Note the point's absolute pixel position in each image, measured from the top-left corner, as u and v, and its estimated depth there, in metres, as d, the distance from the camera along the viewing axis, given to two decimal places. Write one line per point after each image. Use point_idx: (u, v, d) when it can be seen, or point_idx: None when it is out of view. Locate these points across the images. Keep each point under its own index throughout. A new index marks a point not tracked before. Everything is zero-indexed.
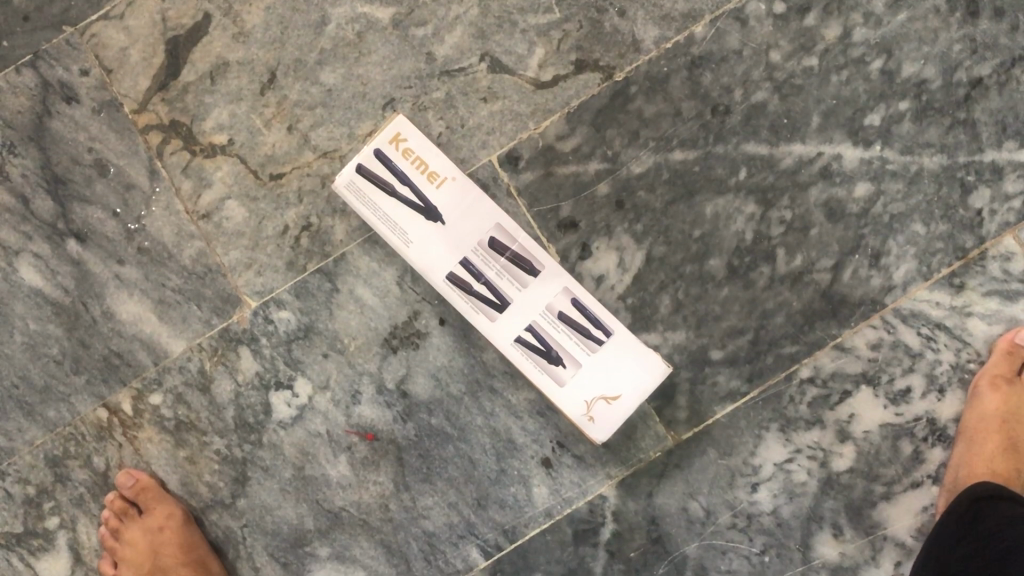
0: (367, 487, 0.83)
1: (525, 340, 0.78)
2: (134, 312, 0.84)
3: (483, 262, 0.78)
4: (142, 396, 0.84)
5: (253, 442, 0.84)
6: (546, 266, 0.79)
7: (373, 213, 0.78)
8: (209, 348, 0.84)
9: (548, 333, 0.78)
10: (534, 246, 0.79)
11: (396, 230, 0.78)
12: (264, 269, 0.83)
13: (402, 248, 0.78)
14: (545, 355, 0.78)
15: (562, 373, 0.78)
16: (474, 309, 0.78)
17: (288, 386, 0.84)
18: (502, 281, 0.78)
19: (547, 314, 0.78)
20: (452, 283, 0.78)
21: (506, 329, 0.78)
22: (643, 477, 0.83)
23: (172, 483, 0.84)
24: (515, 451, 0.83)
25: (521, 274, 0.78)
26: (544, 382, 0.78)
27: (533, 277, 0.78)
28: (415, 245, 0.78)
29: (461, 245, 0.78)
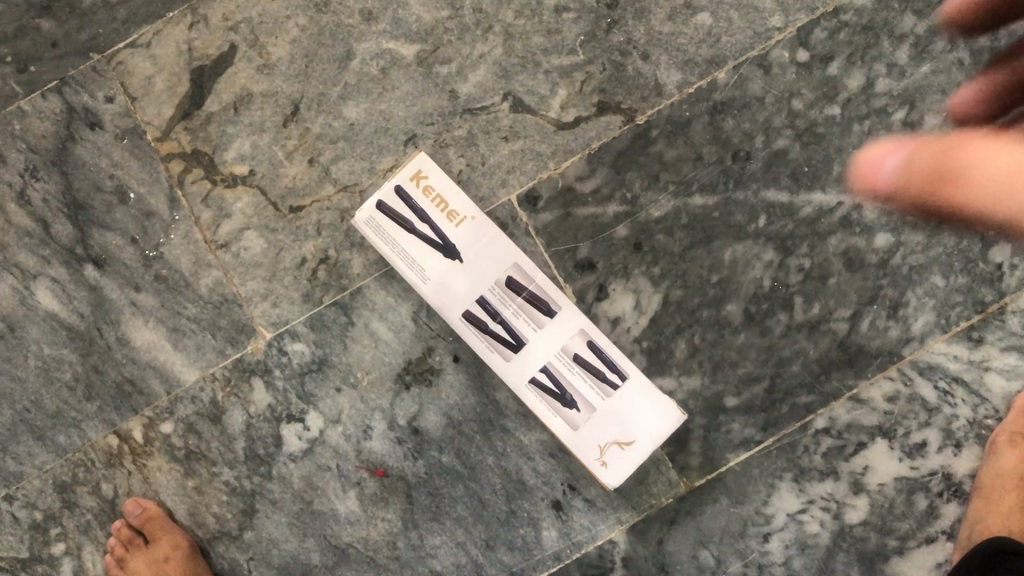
0: (376, 524, 0.82)
1: (540, 381, 0.78)
2: (149, 340, 0.84)
3: (500, 303, 0.78)
4: (153, 424, 0.83)
5: (262, 474, 0.83)
6: (563, 307, 0.78)
7: (392, 249, 0.78)
8: (222, 378, 0.84)
9: (563, 375, 0.77)
10: (552, 287, 0.78)
11: (414, 266, 0.78)
12: (280, 300, 0.84)
13: (419, 285, 0.78)
14: (560, 397, 0.77)
15: (576, 415, 0.77)
16: (489, 348, 0.78)
17: (299, 418, 0.83)
18: (518, 321, 0.78)
19: (563, 356, 0.78)
20: (467, 321, 0.78)
21: (521, 370, 0.78)
22: (655, 523, 0.82)
23: (179, 513, 0.83)
24: (525, 492, 0.82)
25: (537, 315, 0.78)
26: (558, 425, 0.78)
27: (549, 318, 0.78)
28: (432, 281, 0.78)
29: (479, 285, 0.78)
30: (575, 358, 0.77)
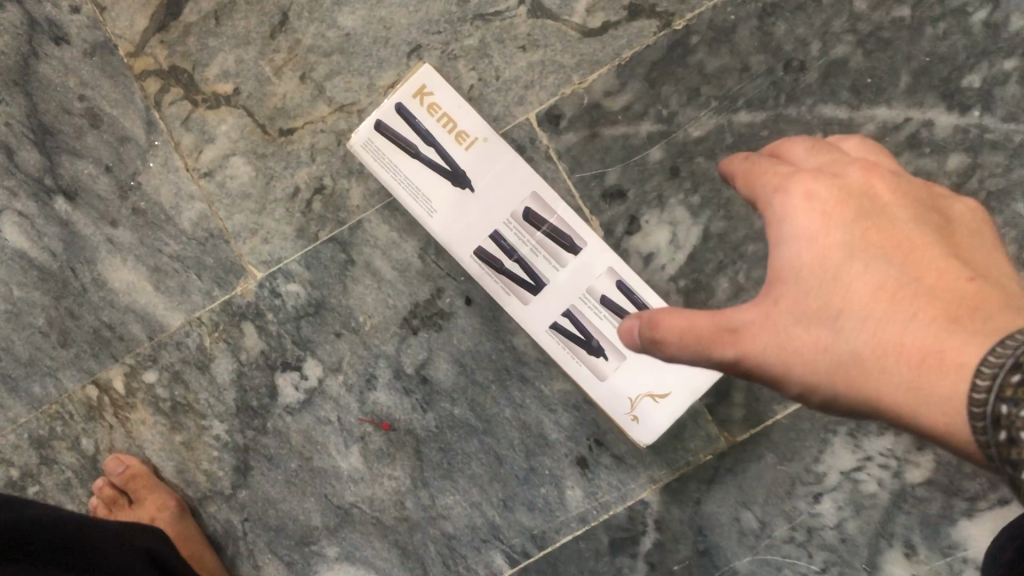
0: (381, 482, 0.74)
1: (562, 326, 0.68)
2: (128, 281, 0.75)
3: (516, 237, 0.68)
4: (135, 373, 0.76)
5: (256, 428, 0.75)
6: (588, 242, 0.68)
7: (393, 178, 0.69)
8: (209, 323, 0.75)
9: (588, 319, 0.68)
10: (576, 219, 0.69)
11: (418, 197, 0.69)
12: (272, 236, 0.75)
13: (424, 218, 0.69)
14: (585, 344, 0.68)
15: (603, 364, 0.68)
16: (505, 290, 0.69)
17: (296, 366, 0.75)
18: (537, 258, 0.68)
19: (589, 297, 0.68)
20: (479, 258, 0.68)
21: (541, 314, 0.69)
22: (692, 482, 0.73)
23: (167, 470, 0.76)
24: (547, 448, 0.73)
25: (559, 251, 0.68)
26: (583, 375, 0.69)
27: (573, 254, 0.68)
28: (439, 214, 0.69)
29: (492, 218, 0.68)
30: (602, 301, 0.68)
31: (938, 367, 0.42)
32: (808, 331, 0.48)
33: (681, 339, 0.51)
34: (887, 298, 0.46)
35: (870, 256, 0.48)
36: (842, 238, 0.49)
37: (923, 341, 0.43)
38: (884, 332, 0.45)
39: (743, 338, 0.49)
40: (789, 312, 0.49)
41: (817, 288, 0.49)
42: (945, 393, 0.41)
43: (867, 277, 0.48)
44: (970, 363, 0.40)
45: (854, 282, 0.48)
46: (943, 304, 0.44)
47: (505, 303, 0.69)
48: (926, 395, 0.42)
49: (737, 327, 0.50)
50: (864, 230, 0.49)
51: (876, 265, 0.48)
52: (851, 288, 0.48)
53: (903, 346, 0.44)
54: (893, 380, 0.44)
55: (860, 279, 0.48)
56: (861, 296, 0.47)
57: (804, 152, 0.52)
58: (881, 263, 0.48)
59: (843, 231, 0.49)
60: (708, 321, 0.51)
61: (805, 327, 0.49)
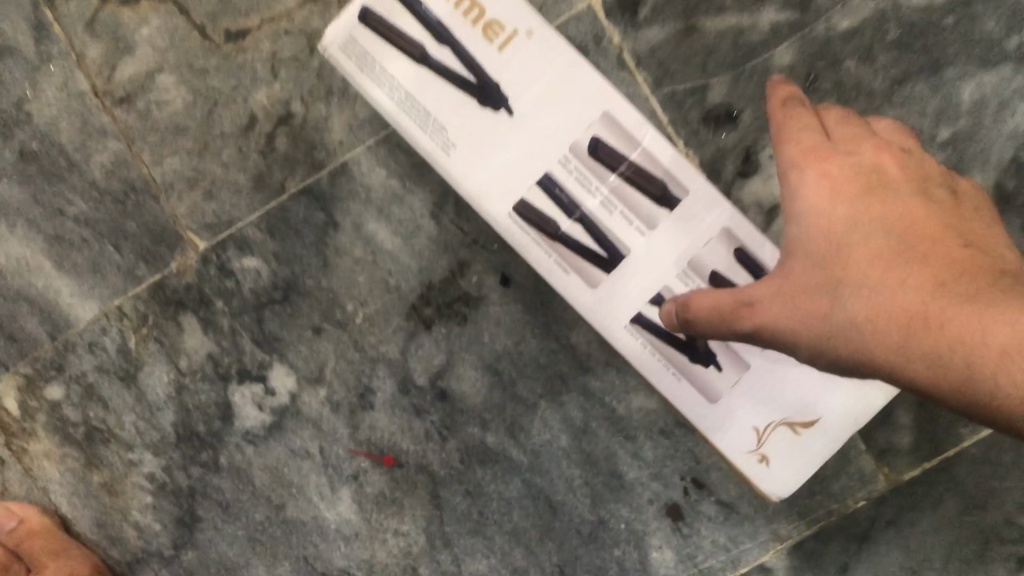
0: (384, 540, 0.52)
1: (652, 320, 0.45)
2: (18, 257, 0.53)
3: (579, 185, 0.44)
4: (33, 387, 0.53)
5: (205, 465, 0.53)
6: (691, 190, 0.44)
7: (388, 97, 0.45)
8: (134, 316, 0.52)
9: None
10: (670, 154, 0.45)
11: (427, 125, 0.45)
12: (219, 189, 0.52)
13: (438, 159, 0.45)
14: (686, 347, 0.45)
15: (714, 376, 0.45)
16: (563, 267, 0.45)
17: (258, 377, 0.52)
18: (612, 216, 0.45)
19: (692, 276, 0.45)
20: (522, 220, 0.45)
21: (620, 302, 0.45)
22: (836, 540, 0.50)
23: (80, 524, 0.54)
24: (622, 492, 0.51)
25: (646, 205, 0.45)
26: (686, 394, 0.45)
27: (667, 209, 0.45)
28: (461, 152, 0.45)
29: (541, 156, 0.44)
30: (711, 280, 0.45)
31: (941, 333, 0.31)
32: (819, 307, 0.36)
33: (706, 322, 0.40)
34: (885, 265, 0.34)
35: (870, 220, 0.36)
36: (842, 201, 0.37)
37: (915, 302, 0.33)
38: (879, 296, 0.34)
39: (748, 318, 0.38)
40: (785, 285, 0.38)
41: (815, 260, 0.37)
42: (946, 360, 0.31)
43: (865, 242, 0.36)
44: (983, 326, 0.31)
45: (851, 249, 0.36)
46: (944, 263, 0.33)
47: (562, 286, 0.45)
48: (926, 365, 0.32)
49: (749, 298, 0.39)
50: (868, 193, 0.37)
51: (877, 229, 0.36)
52: (850, 254, 0.36)
53: (902, 314, 0.33)
54: (886, 357, 0.33)
55: (858, 245, 0.36)
56: (857, 264, 0.35)
57: (812, 109, 0.41)
58: (881, 225, 0.36)
59: (844, 194, 0.37)
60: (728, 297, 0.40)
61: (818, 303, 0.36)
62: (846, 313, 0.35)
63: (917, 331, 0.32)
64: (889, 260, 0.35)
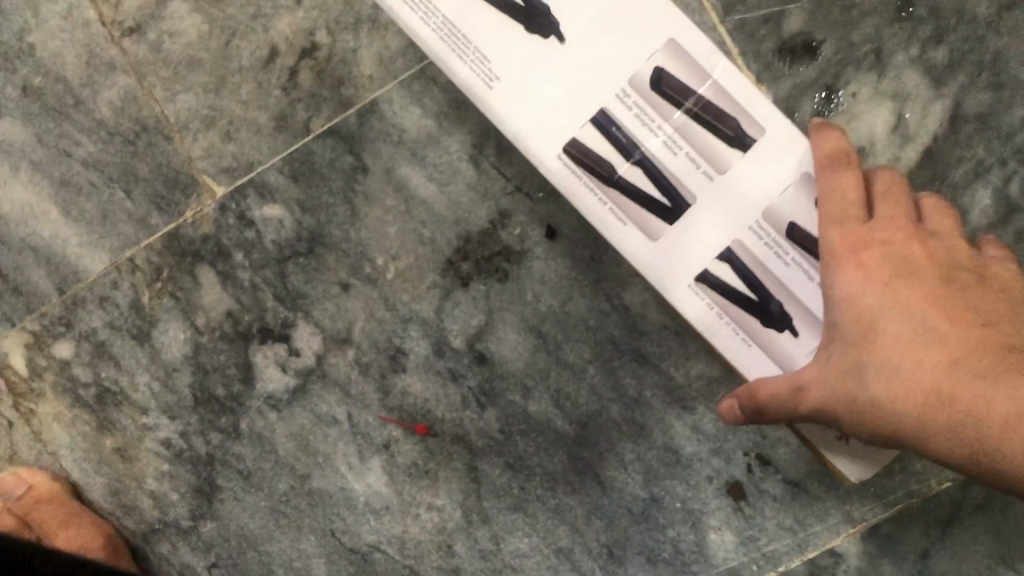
0: (416, 515, 0.48)
1: (720, 277, 0.39)
2: (23, 202, 0.49)
3: (639, 123, 0.39)
4: (41, 344, 0.49)
5: (224, 430, 0.49)
6: (768, 133, 0.39)
7: (422, 21, 0.40)
8: (147, 268, 0.48)
9: (764, 264, 0.39)
10: (745, 91, 0.39)
11: (467, 53, 0.40)
12: (237, 129, 0.47)
13: (478, 92, 0.40)
14: (757, 308, 0.39)
15: (787, 342, 0.39)
16: (619, 216, 0.40)
17: (280, 336, 0.48)
18: (676, 158, 0.39)
19: (767, 229, 0.39)
20: (573, 162, 0.40)
21: (681, 258, 0.40)
22: (916, 523, 0.45)
23: (92, 491, 0.50)
24: (678, 467, 0.46)
25: (716, 148, 0.39)
26: (754, 360, 0.40)
27: (741, 153, 0.39)
28: (503, 84, 0.40)
29: (597, 87, 0.39)
30: (789, 232, 0.39)
31: (953, 412, 0.33)
32: (855, 389, 0.35)
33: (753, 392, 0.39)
34: (913, 351, 0.34)
35: (903, 303, 0.35)
36: (876, 285, 0.36)
37: (939, 384, 0.33)
38: (911, 381, 0.34)
39: (798, 403, 0.37)
40: (823, 367, 0.36)
41: (851, 340, 0.36)
42: (961, 432, 0.33)
43: (900, 323, 0.35)
44: (992, 409, 0.32)
45: (883, 333, 0.35)
46: (964, 341, 0.34)
47: (617, 238, 0.40)
48: (948, 443, 0.33)
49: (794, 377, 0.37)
50: (900, 276, 0.36)
51: (909, 312, 0.35)
52: (883, 338, 0.35)
53: (921, 391, 0.34)
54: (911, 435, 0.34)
55: (891, 328, 0.35)
56: (886, 347, 0.35)
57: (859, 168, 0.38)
58: (912, 311, 0.35)
59: (879, 277, 0.36)
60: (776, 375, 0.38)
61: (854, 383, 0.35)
62: (878, 395, 0.35)
63: (934, 408, 0.33)
64: (921, 345, 0.34)
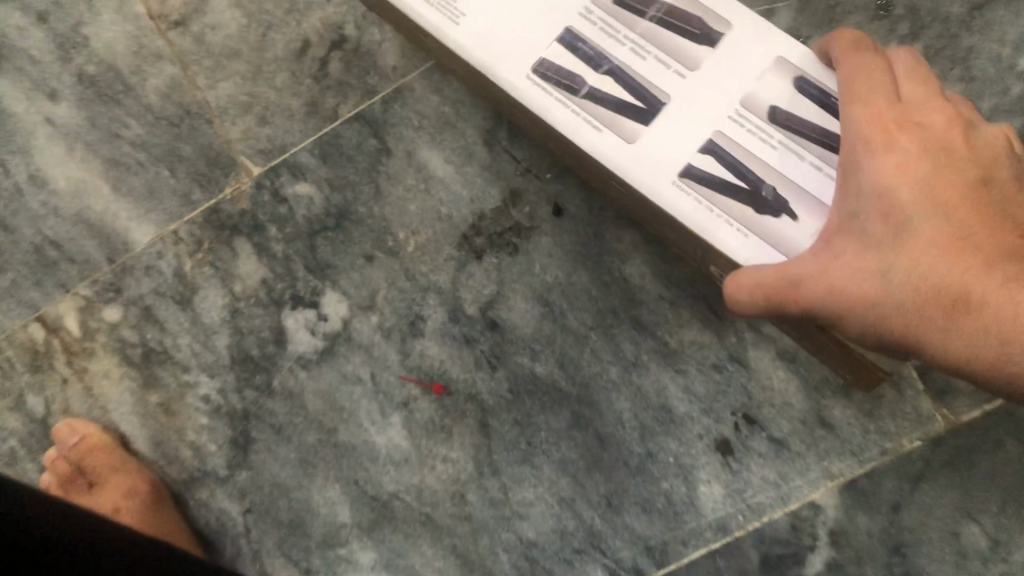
0: (432, 467, 0.52)
1: (701, 172, 0.35)
2: (76, 179, 0.53)
3: (604, 36, 0.36)
4: (92, 309, 0.54)
5: (259, 387, 0.53)
6: (738, 25, 0.36)
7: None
8: (190, 240, 0.53)
9: (754, 156, 0.35)
10: None
11: None
12: (272, 114, 0.52)
13: (446, 30, 0.37)
14: (750, 200, 0.34)
15: (787, 227, 0.34)
16: (592, 125, 0.36)
17: (310, 303, 0.53)
18: (645, 62, 0.36)
19: (748, 117, 0.35)
20: (542, 80, 0.36)
21: (660, 161, 0.35)
22: (889, 478, 0.49)
23: (138, 443, 0.55)
24: (671, 425, 0.51)
25: (684, 46, 0.36)
26: (756, 256, 0.34)
27: (710, 49, 0.36)
28: (470, 18, 0.37)
29: (560, 4, 0.36)
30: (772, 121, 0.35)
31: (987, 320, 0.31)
32: (868, 286, 0.32)
33: (743, 292, 0.34)
34: (954, 254, 0.31)
35: (938, 201, 0.32)
36: (911, 177, 0.32)
37: (973, 288, 0.31)
38: (940, 282, 0.31)
39: (794, 297, 0.33)
40: (834, 262, 0.32)
41: (874, 233, 0.32)
42: (985, 343, 0.31)
43: (933, 220, 0.32)
44: None
45: (915, 229, 0.32)
46: (998, 247, 0.31)
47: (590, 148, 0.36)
48: (970, 346, 0.31)
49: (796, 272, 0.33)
50: (937, 164, 0.32)
51: (944, 210, 0.32)
52: (915, 234, 0.32)
53: (946, 297, 0.31)
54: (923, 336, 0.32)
55: (926, 225, 0.32)
56: (918, 246, 0.32)
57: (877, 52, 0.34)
58: (949, 209, 0.32)
59: (915, 167, 0.32)
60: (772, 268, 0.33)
61: (866, 280, 0.32)
62: (897, 294, 0.32)
63: (963, 314, 0.31)
64: (959, 247, 0.31)
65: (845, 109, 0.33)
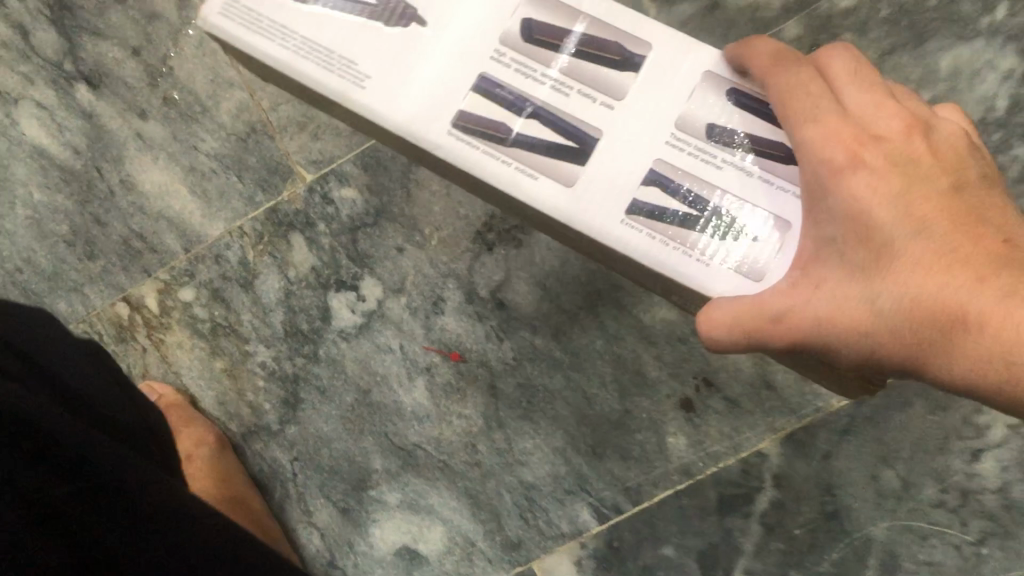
0: (450, 422, 0.64)
1: (651, 206, 0.36)
2: (159, 184, 0.65)
3: (522, 77, 0.37)
4: (170, 290, 0.66)
5: (307, 355, 0.65)
6: (657, 46, 0.38)
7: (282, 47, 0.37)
8: (253, 233, 0.65)
9: (692, 174, 0.36)
10: (619, 15, 0.38)
11: (327, 59, 0.37)
12: (323, 131, 0.64)
13: (361, 100, 0.37)
14: (707, 225, 0.35)
15: (751, 251, 0.35)
16: (529, 173, 0.36)
17: (351, 286, 0.64)
18: (571, 97, 0.37)
19: (686, 139, 0.36)
20: (464, 132, 0.37)
21: (607, 199, 0.36)
22: (821, 430, 0.61)
23: (206, 401, 0.66)
24: (645, 387, 0.62)
25: (609, 77, 0.37)
26: (726, 284, 0.35)
27: (635, 72, 0.37)
28: (388, 88, 0.37)
29: (475, 55, 0.37)
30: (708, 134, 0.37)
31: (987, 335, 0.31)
32: (858, 314, 0.34)
33: (726, 331, 0.35)
34: (936, 271, 0.32)
35: (911, 219, 0.34)
36: (879, 195, 0.34)
37: (965, 303, 0.32)
38: (929, 300, 0.32)
39: (783, 331, 0.34)
40: (818, 291, 0.34)
41: (854, 258, 0.34)
42: (988, 360, 0.32)
43: (913, 239, 0.33)
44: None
45: (897, 252, 0.33)
46: (981, 254, 0.32)
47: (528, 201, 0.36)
48: (972, 362, 0.32)
49: (781, 307, 0.34)
50: (905, 179, 0.34)
51: (923, 227, 0.33)
52: (894, 256, 0.33)
53: (936, 314, 0.32)
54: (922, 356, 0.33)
55: (904, 245, 0.33)
56: (901, 267, 0.33)
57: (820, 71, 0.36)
58: (924, 225, 0.33)
59: (882, 188, 0.34)
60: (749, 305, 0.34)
61: (855, 307, 0.34)
62: (888, 319, 0.33)
63: (959, 333, 0.32)
64: (940, 261, 0.32)
65: (788, 123, 0.35)
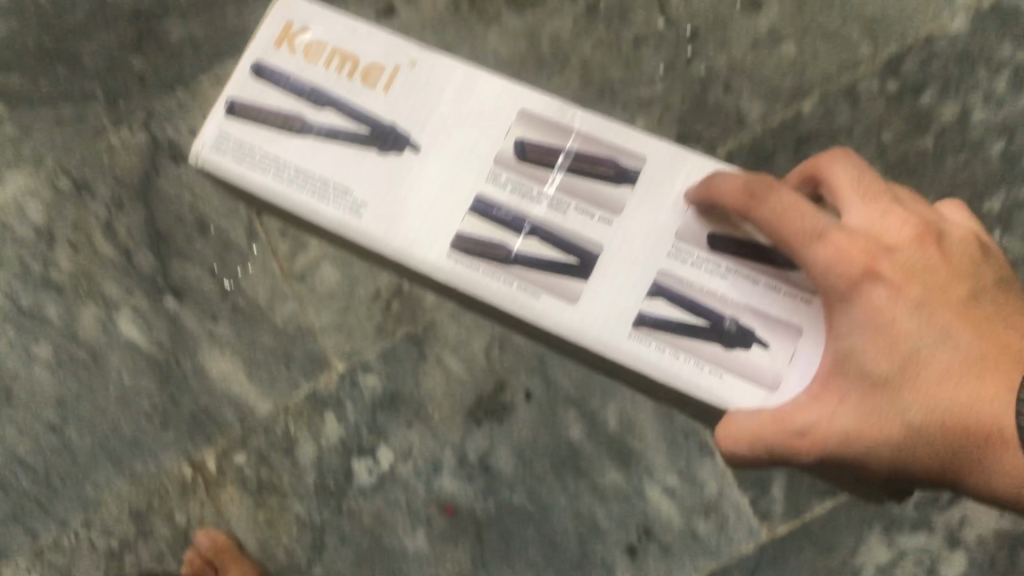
0: (446, 563, 0.81)
1: (657, 318, 0.57)
2: (225, 371, 0.84)
3: (518, 197, 0.60)
4: (227, 454, 0.84)
5: (333, 508, 0.82)
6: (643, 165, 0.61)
7: (278, 176, 0.62)
8: (295, 410, 0.84)
9: (687, 284, 0.58)
10: (602, 137, 0.63)
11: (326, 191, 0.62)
12: (353, 334, 0.83)
13: (357, 221, 0.61)
14: (715, 337, 0.56)
15: (758, 359, 0.56)
16: (532, 295, 0.59)
17: (369, 453, 0.82)
18: (567, 214, 0.60)
19: (681, 251, 0.59)
20: (463, 255, 0.60)
21: (613, 314, 0.58)
22: (736, 572, 0.79)
23: (250, 546, 0.83)
24: (597, 535, 0.80)
25: (599, 188, 0.60)
26: (739, 398, 0.56)
27: (626, 183, 0.61)
28: (378, 212, 0.61)
29: (460, 168, 0.61)
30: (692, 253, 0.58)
31: (988, 435, 0.52)
32: (886, 423, 0.53)
33: (747, 447, 0.54)
34: (952, 380, 0.53)
35: (931, 326, 0.54)
36: (903, 304, 0.54)
37: (974, 408, 0.52)
38: (944, 403, 0.53)
39: (805, 439, 0.54)
40: (840, 405, 0.54)
41: (876, 373, 0.53)
42: (1001, 464, 0.52)
43: (936, 351, 0.53)
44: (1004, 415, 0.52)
45: (923, 357, 0.53)
46: (999, 370, 0.52)
47: (538, 309, 0.58)
48: (975, 443, 0.52)
49: (803, 429, 0.54)
50: (924, 291, 0.54)
51: (940, 344, 0.53)
52: (919, 357, 0.53)
53: (950, 418, 0.53)
54: (931, 448, 0.53)
55: (928, 353, 0.53)
56: (927, 378, 0.53)
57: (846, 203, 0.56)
58: (945, 340, 0.53)
59: (904, 300, 0.54)
60: (771, 427, 0.54)
61: (881, 413, 0.53)
62: (915, 426, 0.53)
63: (993, 444, 0.52)
64: (955, 371, 0.53)
65: (799, 246, 0.54)
